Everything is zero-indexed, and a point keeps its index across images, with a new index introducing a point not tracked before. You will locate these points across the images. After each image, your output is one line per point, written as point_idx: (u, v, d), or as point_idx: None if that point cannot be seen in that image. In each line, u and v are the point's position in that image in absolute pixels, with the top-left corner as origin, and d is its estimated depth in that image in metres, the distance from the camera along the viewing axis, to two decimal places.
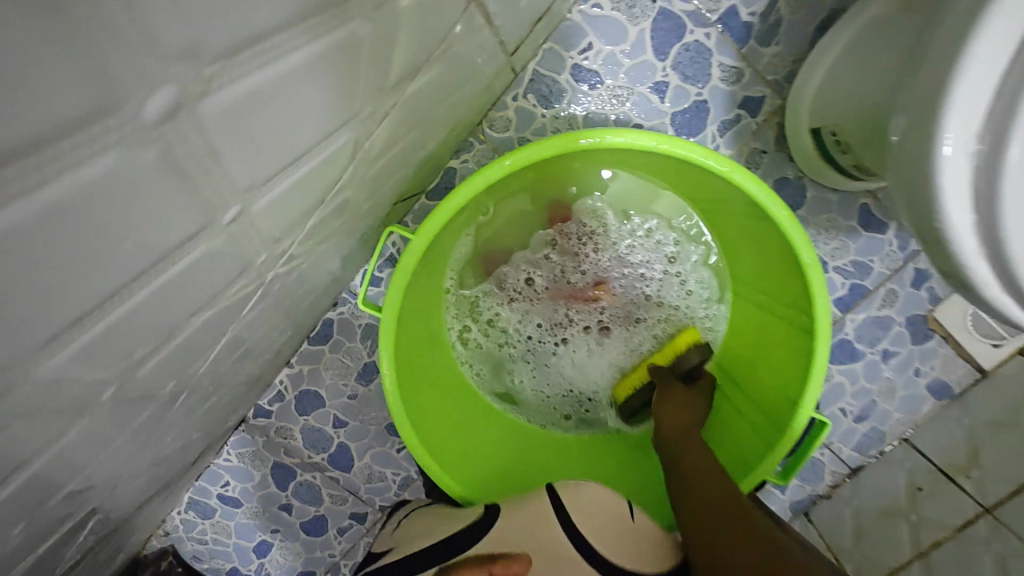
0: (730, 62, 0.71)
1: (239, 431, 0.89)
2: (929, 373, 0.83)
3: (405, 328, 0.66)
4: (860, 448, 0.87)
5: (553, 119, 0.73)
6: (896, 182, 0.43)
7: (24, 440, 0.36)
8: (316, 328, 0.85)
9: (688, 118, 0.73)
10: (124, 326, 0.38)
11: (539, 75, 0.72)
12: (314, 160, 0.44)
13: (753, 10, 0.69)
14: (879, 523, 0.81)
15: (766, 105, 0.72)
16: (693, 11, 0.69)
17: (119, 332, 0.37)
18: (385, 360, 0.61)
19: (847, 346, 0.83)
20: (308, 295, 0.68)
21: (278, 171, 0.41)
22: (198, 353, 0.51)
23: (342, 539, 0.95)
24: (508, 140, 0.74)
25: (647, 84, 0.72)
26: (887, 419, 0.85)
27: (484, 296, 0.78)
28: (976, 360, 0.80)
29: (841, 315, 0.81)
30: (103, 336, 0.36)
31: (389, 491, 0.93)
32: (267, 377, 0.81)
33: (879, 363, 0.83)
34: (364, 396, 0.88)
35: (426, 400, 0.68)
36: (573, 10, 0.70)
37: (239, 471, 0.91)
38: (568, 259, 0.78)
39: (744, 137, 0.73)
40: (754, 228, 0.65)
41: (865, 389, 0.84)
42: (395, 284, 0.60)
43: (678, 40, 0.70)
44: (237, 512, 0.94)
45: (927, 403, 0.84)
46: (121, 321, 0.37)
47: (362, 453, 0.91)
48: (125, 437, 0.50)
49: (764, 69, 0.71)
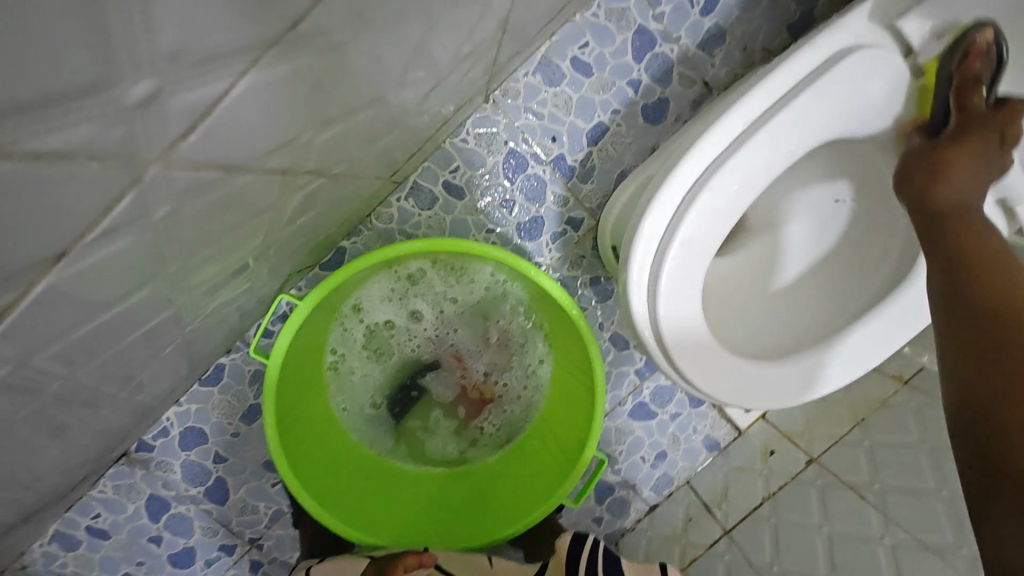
0: (560, 191, 0.97)
1: (119, 463, 0.96)
2: (703, 430, 1.09)
3: (283, 390, 0.80)
4: (655, 488, 1.10)
5: (427, 218, 0.95)
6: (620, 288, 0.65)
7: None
8: (209, 371, 0.96)
9: (528, 227, 0.98)
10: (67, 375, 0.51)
11: (418, 185, 0.94)
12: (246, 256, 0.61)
13: (576, 157, 0.95)
14: (661, 545, 1.04)
15: (584, 224, 0.99)
16: (534, 152, 0.95)
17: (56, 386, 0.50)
18: (268, 422, 0.76)
19: (645, 407, 1.08)
20: (206, 341, 0.82)
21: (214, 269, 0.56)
22: (112, 386, 0.64)
23: (209, 570, 1.03)
24: (391, 231, 0.95)
25: (499, 200, 0.96)
26: (674, 465, 1.10)
27: (359, 357, 0.95)
28: (733, 420, 1.09)
29: (639, 381, 1.07)
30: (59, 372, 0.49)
31: (260, 523, 1.03)
32: (155, 413, 0.91)
33: (668, 422, 1.08)
34: (246, 435, 1.00)
35: (295, 437, 0.83)
36: (446, 140, 0.92)
37: (112, 503, 0.97)
38: (438, 323, 0.99)
39: (570, 245, 0.99)
40: (560, 315, 0.85)
41: (658, 441, 1.09)
42: (280, 342, 0.75)
43: (523, 172, 0.95)
44: (104, 544, 0.99)
45: (702, 454, 1.10)
46: (68, 367, 0.50)
47: (237, 487, 1.01)
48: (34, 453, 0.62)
49: (583, 198, 0.97)
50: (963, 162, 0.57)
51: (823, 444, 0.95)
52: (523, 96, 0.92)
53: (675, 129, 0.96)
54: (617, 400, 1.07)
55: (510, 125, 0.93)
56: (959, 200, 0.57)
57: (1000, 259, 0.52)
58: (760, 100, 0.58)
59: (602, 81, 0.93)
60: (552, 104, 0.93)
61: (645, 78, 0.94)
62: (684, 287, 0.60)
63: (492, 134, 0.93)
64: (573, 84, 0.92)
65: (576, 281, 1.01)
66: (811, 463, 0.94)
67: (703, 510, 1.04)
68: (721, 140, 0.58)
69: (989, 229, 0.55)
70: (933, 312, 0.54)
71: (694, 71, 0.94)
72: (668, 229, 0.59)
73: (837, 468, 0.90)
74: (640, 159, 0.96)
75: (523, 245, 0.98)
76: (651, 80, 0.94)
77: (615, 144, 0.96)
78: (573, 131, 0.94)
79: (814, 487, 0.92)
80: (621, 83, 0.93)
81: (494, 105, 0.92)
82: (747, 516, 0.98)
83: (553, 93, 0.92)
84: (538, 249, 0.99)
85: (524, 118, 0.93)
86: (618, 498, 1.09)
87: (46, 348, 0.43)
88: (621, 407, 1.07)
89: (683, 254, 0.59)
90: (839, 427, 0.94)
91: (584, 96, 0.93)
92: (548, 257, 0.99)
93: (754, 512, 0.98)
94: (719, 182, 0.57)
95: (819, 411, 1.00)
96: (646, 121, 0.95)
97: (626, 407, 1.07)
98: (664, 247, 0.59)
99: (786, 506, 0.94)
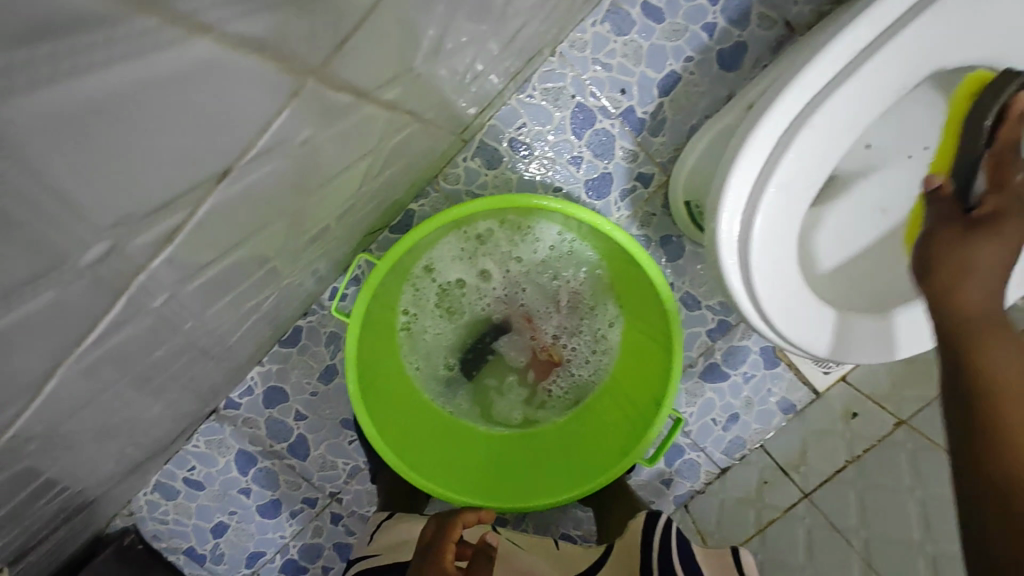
0: (629, 146, 0.93)
1: (210, 420, 1.02)
2: (778, 392, 1.06)
3: (363, 346, 0.83)
4: (727, 451, 1.08)
5: (494, 177, 0.94)
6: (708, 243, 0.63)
7: (108, 387, 0.52)
8: (288, 333, 1.00)
9: (596, 184, 0.95)
10: (180, 321, 0.54)
11: (485, 144, 0.92)
12: (325, 203, 0.62)
13: (646, 109, 0.92)
14: (735, 508, 1.03)
15: (654, 179, 0.95)
16: (602, 106, 0.91)
17: (171, 329, 0.53)
18: (351, 376, 0.78)
19: (718, 368, 1.05)
20: (288, 303, 0.85)
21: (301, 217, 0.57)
22: (215, 337, 0.67)
23: (293, 521, 1.09)
24: (458, 191, 0.94)
25: (566, 157, 0.94)
26: (747, 428, 1.07)
27: (431, 318, 0.96)
28: (811, 381, 1.05)
29: (711, 342, 1.04)
30: (167, 324, 0.52)
31: (339, 479, 1.08)
32: (242, 373, 0.96)
33: (741, 383, 1.05)
34: (323, 394, 1.04)
35: (375, 393, 0.86)
36: (512, 97, 0.90)
37: (205, 457, 1.04)
38: (507, 284, 0.99)
39: (639, 202, 0.96)
40: (633, 272, 0.83)
41: (730, 403, 1.06)
42: (361, 299, 0.77)
43: (591, 126, 0.92)
44: (199, 494, 1.06)
45: (776, 417, 1.07)
46: (182, 314, 0.53)
47: (318, 443, 1.06)
48: (144, 405, 0.66)
49: (654, 152, 0.94)
50: (987, 250, 0.56)
51: (913, 405, 0.90)
52: (591, 47, 0.89)
53: (752, 75, 0.90)
54: (688, 361, 1.04)
55: (578, 78, 0.90)
56: (973, 313, 0.55)
57: (982, 332, 0.53)
58: (866, 31, 0.54)
59: (674, 26, 0.89)
60: (621, 54, 0.89)
61: (721, 21, 0.88)
62: (779, 236, 0.57)
63: (559, 88, 0.91)
64: (643, 32, 0.89)
65: (646, 239, 0.98)
66: (900, 425, 0.90)
67: (778, 473, 1.02)
68: (822, 76, 0.54)
69: (1007, 332, 0.53)
70: (939, 382, 0.55)
71: (774, 11, 0.88)
72: (763, 174, 0.56)
73: (930, 430, 0.85)
74: (715, 108, 0.92)
75: (591, 204, 0.95)
76: (727, 23, 0.89)
77: (688, 93, 0.91)
78: (644, 81, 0.90)
79: (904, 450, 0.87)
80: (694, 28, 0.89)
81: (562, 58, 0.90)
82: (828, 479, 0.95)
83: (622, 42, 0.89)
84: (606, 207, 0.96)
85: (592, 70, 0.90)
86: (688, 460, 1.08)
87: (161, 296, 0.45)
88: (692, 368, 1.05)
89: (778, 199, 0.56)
90: (932, 388, 0.89)
91: (655, 44, 0.89)
92: (617, 215, 0.96)
93: (835, 475, 0.94)
94: (821, 119, 0.54)
95: (908, 371, 0.94)
96: (721, 68, 0.90)
97: (697, 368, 1.05)
98: (759, 193, 0.56)
99: (872, 469, 0.90)
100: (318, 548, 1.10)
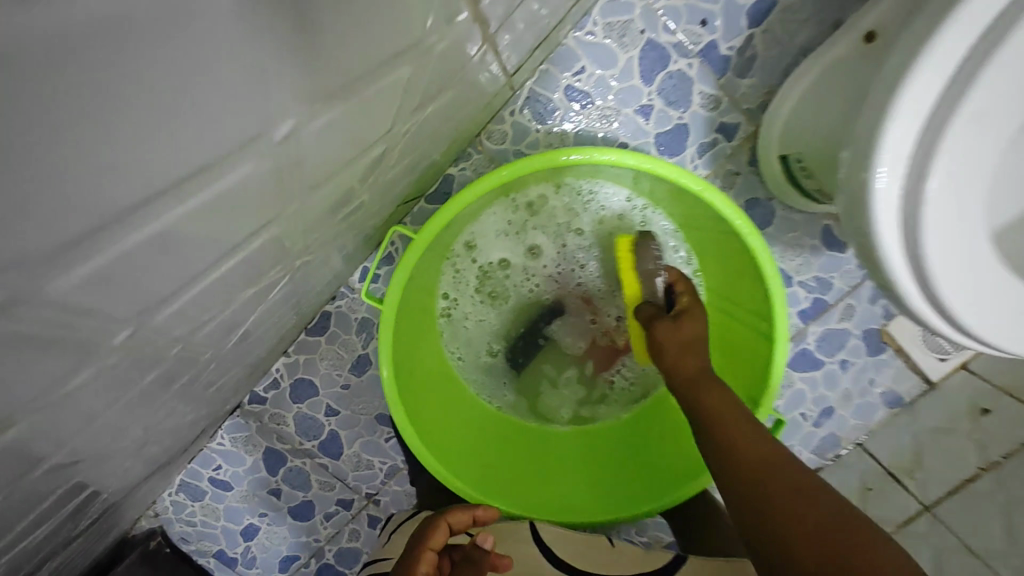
0: (710, 90, 0.77)
1: (234, 416, 0.93)
2: (882, 383, 0.90)
3: (400, 333, 0.71)
4: (818, 450, 0.93)
5: (546, 134, 0.79)
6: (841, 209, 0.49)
7: (83, 397, 0.41)
8: (314, 320, 0.89)
9: (670, 138, 0.79)
10: (174, 304, 0.42)
11: (536, 94, 0.78)
12: (342, 157, 0.49)
13: (732, 43, 0.75)
14: None
15: (740, 130, 0.79)
16: (677, 42, 0.75)
17: (163, 317, 0.42)
18: (385, 369, 0.66)
19: (809, 355, 0.89)
20: (312, 286, 0.73)
21: (315, 174, 0.44)
22: (224, 326, 0.56)
23: (328, 524, 0.99)
24: (505, 152, 0.80)
25: (633, 106, 0.78)
26: (844, 424, 0.92)
27: (475, 301, 0.83)
28: (922, 369, 0.89)
29: (804, 325, 0.88)
30: (146, 317, 0.40)
31: (376, 479, 0.97)
32: (265, 365, 0.86)
33: (837, 371, 0.89)
34: (356, 387, 0.93)
35: (414, 388, 0.74)
36: (568, 35, 0.75)
37: (231, 455, 0.95)
38: (562, 261, 0.85)
39: (721, 158, 0.80)
40: (725, 242, 0.69)
41: (824, 395, 0.91)
42: (398, 279, 0.65)
43: (664, 67, 0.76)
44: (227, 495, 0.97)
45: (879, 411, 0.91)
46: (174, 296, 0.41)
47: (351, 441, 0.95)
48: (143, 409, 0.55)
49: (740, 97, 0.77)
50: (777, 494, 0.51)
51: None
52: None
53: None
54: None
55: (648, 9, 0.74)
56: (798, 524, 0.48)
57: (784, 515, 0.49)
58: None
59: None
60: None
61: None
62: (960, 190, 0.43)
63: (626, 21, 0.75)
64: None
65: None
66: None
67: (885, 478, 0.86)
68: None
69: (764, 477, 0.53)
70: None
71: None
72: (943, 104, 0.42)
73: None
74: (818, 40, 0.74)
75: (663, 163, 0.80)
76: None
77: (786, 22, 0.74)
78: (730, 8, 0.74)
79: None
80: None
81: None
82: (957, 489, 0.79)
83: None
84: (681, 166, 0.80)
85: None
86: None
87: (130, 280, 0.33)
88: None
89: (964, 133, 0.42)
90: None
91: None
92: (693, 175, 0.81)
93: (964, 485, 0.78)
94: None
95: None
96: None
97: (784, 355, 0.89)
98: (938, 129, 0.42)
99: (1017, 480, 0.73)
100: (355, 553, 1.00)
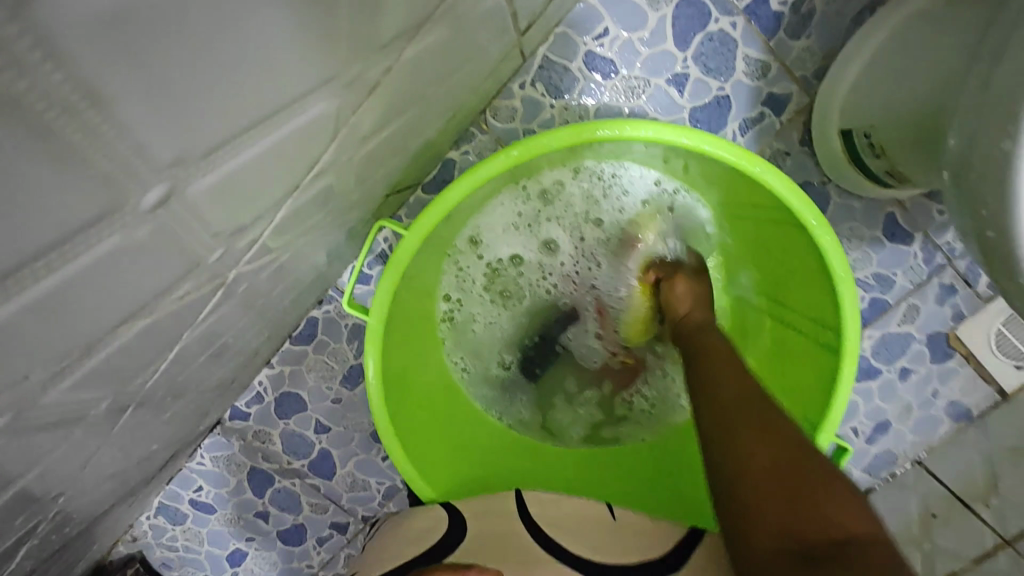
0: (757, 55, 0.65)
1: (214, 432, 0.83)
2: (948, 394, 0.77)
3: (391, 342, 0.60)
4: (870, 470, 0.82)
5: (562, 110, 0.68)
6: (957, 208, 0.38)
7: None
8: (300, 327, 0.79)
9: (708, 113, 0.67)
10: (65, 314, 0.32)
11: (551, 62, 0.66)
12: (300, 132, 0.38)
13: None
14: None
15: (792, 104, 0.67)
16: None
17: (48, 328, 0.31)
18: (373, 384, 0.56)
19: (863, 363, 0.78)
20: (290, 292, 0.62)
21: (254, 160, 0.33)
22: (170, 342, 0.45)
23: (321, 549, 0.90)
24: (514, 132, 0.69)
25: (665, 76, 0.66)
26: (902, 441, 0.79)
27: (481, 305, 0.72)
28: (996, 380, 0.75)
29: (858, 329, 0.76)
30: None
31: (373, 501, 0.88)
32: (244, 378, 0.75)
33: (897, 381, 0.77)
34: (349, 401, 0.83)
35: (408, 405, 0.63)
36: None
37: (213, 476, 0.85)
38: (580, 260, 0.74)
39: (768, 136, 0.68)
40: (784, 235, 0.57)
41: (880, 409, 0.79)
42: (389, 277, 0.55)
43: (702, 29, 0.65)
44: (210, 518, 0.88)
45: (944, 425, 0.78)
46: (59, 303, 0.31)
47: (345, 460, 0.85)
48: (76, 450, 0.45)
49: (792, 64, 0.65)
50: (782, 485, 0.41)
51: None
52: None
53: None
54: None
55: None
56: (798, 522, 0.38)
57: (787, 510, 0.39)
58: None
59: None
60: None
61: None
62: None
63: None
64: None
65: None
66: None
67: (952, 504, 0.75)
68: None
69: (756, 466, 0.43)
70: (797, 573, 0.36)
71: None
72: None
73: None
74: None
75: None
76: None
77: None
78: None
79: None
80: None
81: None
82: None
83: None
84: None
85: None
86: None
87: None
88: None
89: None
90: None
91: None
92: None
93: None
94: None
95: None
96: None
97: None
98: None
99: None
100: None
